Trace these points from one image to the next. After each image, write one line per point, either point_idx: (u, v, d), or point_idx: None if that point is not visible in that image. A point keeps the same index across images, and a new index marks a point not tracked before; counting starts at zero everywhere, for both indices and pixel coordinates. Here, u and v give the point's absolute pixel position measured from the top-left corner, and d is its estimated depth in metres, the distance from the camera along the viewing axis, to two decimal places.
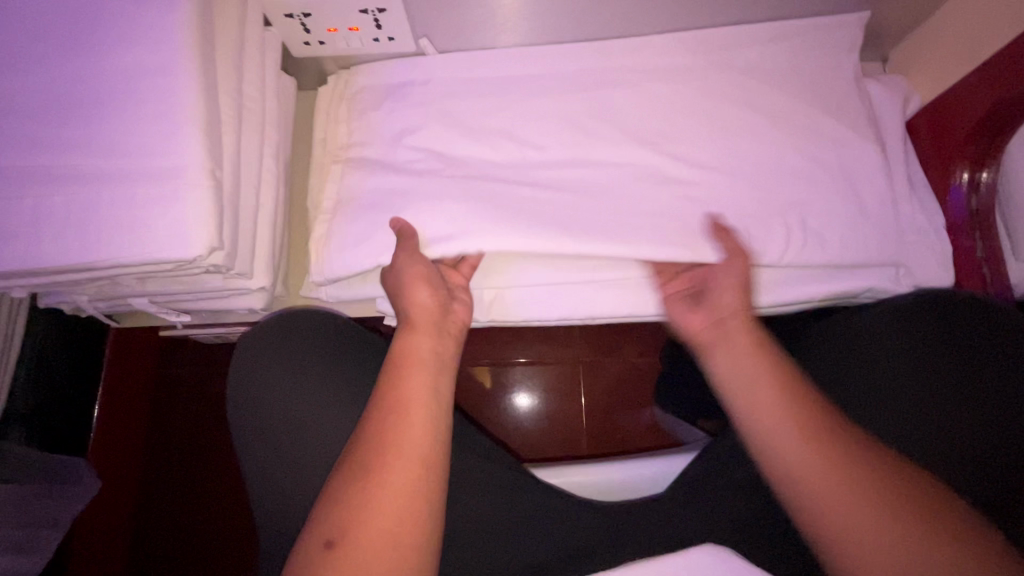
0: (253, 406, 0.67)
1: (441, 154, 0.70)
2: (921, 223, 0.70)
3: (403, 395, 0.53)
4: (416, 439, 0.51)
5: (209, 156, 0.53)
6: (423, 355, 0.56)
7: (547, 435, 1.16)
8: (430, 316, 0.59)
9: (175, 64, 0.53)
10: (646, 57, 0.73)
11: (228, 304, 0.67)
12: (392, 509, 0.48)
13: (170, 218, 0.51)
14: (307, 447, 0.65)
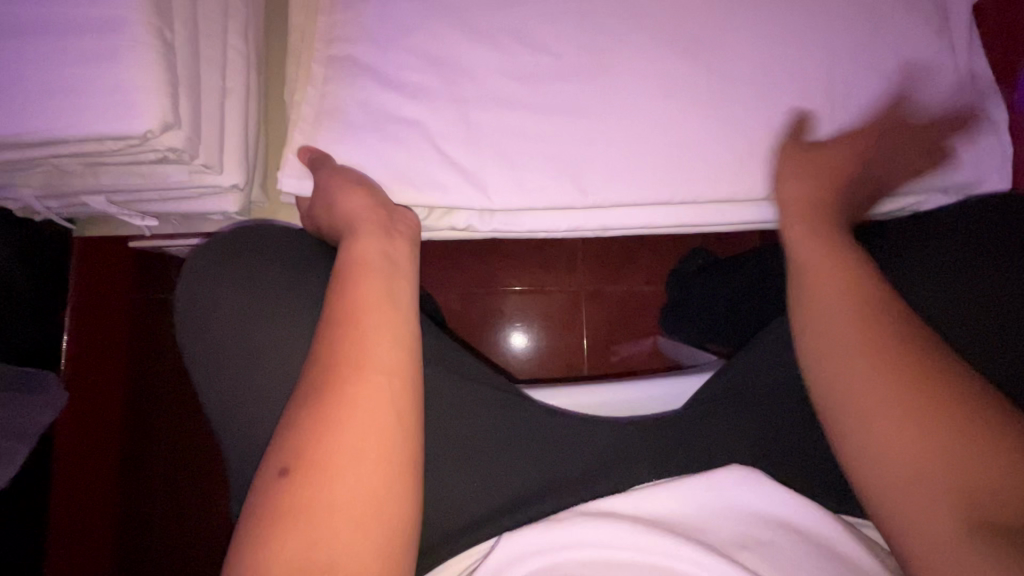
0: (203, 329, 0.55)
1: (436, 34, 0.61)
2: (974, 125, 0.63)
3: (355, 296, 0.47)
4: (379, 349, 0.44)
5: (156, 10, 0.44)
6: (375, 259, 0.50)
7: (548, 363, 1.12)
8: (375, 217, 0.54)
9: None
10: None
11: (199, 206, 0.59)
12: (353, 425, 0.40)
13: (113, 84, 0.43)
14: (268, 377, 0.53)
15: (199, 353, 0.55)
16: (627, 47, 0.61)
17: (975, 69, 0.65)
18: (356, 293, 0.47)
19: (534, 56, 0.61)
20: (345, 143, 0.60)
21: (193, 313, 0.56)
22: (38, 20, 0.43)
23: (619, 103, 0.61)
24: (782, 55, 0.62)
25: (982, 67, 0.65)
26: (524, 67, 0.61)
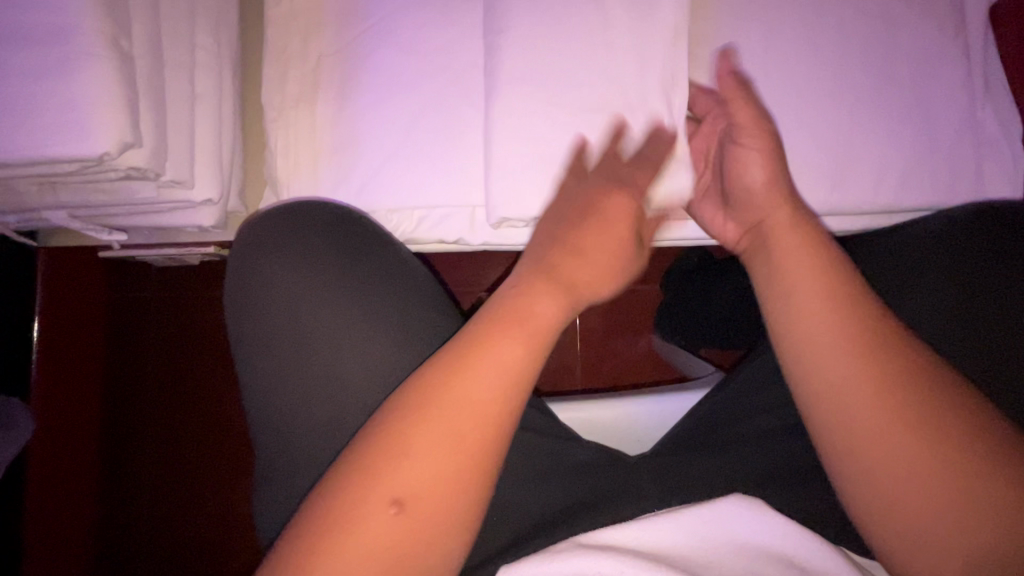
0: (259, 310, 0.52)
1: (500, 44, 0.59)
2: (984, 132, 0.61)
3: (496, 347, 0.38)
4: (492, 399, 0.36)
5: (108, 14, 0.39)
6: (546, 323, 0.40)
7: (541, 363, 1.10)
8: (565, 277, 0.44)
9: None
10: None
11: (172, 221, 0.56)
12: (451, 477, 0.34)
13: (63, 99, 0.38)
14: (325, 371, 0.51)
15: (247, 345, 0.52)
16: (625, 48, 0.58)
17: (988, 73, 0.63)
18: (488, 355, 0.37)
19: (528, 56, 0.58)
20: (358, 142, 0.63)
21: (244, 303, 0.53)
22: None
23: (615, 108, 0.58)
24: (786, 61, 0.59)
25: (995, 72, 0.63)
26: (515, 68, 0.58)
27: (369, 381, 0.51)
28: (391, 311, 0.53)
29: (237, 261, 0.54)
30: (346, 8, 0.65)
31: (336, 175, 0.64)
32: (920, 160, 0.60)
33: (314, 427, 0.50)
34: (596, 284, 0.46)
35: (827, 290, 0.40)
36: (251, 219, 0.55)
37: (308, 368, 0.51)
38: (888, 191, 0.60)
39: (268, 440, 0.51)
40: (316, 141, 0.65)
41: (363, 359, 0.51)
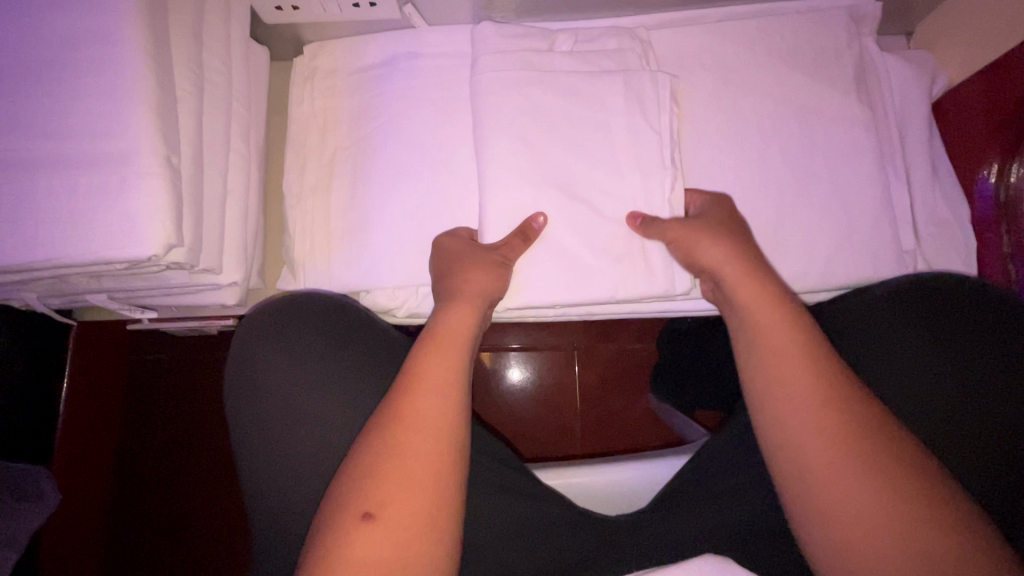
0: (254, 394, 0.63)
1: (529, 122, 0.66)
2: (939, 211, 0.68)
3: (427, 368, 0.53)
4: (433, 416, 0.50)
5: (164, 138, 0.46)
6: (458, 332, 0.57)
7: (539, 423, 1.12)
8: (473, 297, 0.60)
9: (118, 32, 0.46)
10: (636, 31, 0.70)
11: (200, 300, 0.62)
12: (414, 488, 0.47)
13: (120, 211, 0.45)
14: (309, 441, 0.61)
15: (245, 412, 0.63)
16: (595, 150, 0.66)
17: (936, 159, 0.70)
18: (424, 372, 0.52)
19: (508, 161, 0.65)
20: (374, 223, 0.71)
21: (241, 376, 0.64)
22: (52, 150, 0.46)
23: (593, 205, 0.66)
24: (748, 153, 0.67)
25: (944, 160, 0.70)
26: (498, 171, 0.65)
27: (345, 421, 0.62)
28: (365, 386, 0.63)
29: (234, 352, 0.66)
30: (360, 108, 0.74)
31: (347, 258, 0.70)
32: (875, 239, 0.66)
33: (307, 493, 0.60)
34: (491, 290, 0.61)
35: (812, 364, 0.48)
36: (247, 316, 0.67)
37: (298, 421, 0.62)
38: (849, 266, 0.65)
39: (261, 510, 0.61)
40: (330, 223, 0.72)
41: (343, 404, 0.62)
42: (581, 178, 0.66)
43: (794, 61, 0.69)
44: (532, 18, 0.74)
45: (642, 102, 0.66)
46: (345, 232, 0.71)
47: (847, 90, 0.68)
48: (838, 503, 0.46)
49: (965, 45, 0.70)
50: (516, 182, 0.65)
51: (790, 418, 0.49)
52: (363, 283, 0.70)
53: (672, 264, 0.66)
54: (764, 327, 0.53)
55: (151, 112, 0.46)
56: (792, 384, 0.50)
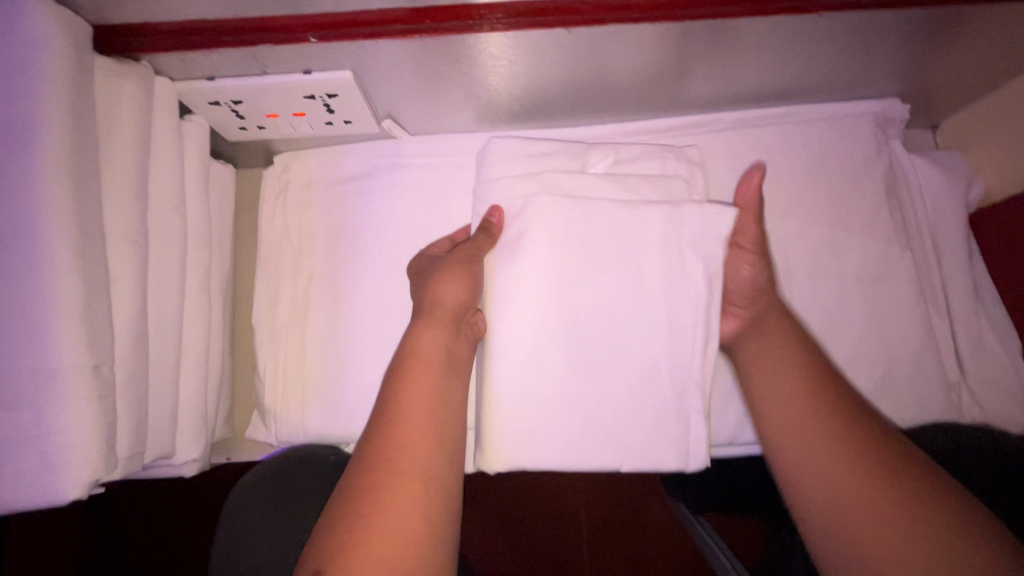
0: None
1: (547, 246, 0.55)
2: (988, 342, 0.61)
3: (409, 391, 0.46)
4: (418, 438, 0.44)
5: (91, 348, 0.39)
6: (435, 352, 0.49)
7: (540, 538, 0.95)
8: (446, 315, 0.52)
9: (28, 222, 0.38)
10: (685, 152, 0.61)
11: (152, 474, 0.54)
12: (400, 502, 0.40)
13: (33, 444, 0.37)
14: None
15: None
16: (621, 291, 0.55)
17: (976, 279, 0.63)
18: (405, 390, 0.47)
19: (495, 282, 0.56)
20: (355, 359, 0.63)
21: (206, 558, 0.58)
22: None
23: (608, 358, 0.55)
24: (771, 278, 0.61)
25: (984, 280, 0.63)
26: (532, 343, 0.55)
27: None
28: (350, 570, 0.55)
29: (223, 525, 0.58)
30: (338, 228, 0.66)
31: (325, 405, 0.62)
32: (917, 375, 0.59)
33: None
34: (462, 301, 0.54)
35: (797, 377, 0.48)
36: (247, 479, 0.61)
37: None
38: (891, 408, 0.58)
39: None
40: (304, 360, 0.64)
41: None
42: (603, 320, 0.55)
43: (817, 176, 0.63)
44: (527, 124, 0.68)
45: (681, 250, 0.55)
46: (323, 371, 0.63)
47: (876, 207, 0.62)
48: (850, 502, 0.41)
49: (1001, 152, 0.64)
50: (528, 351, 0.55)
51: (810, 454, 0.44)
52: (341, 432, 0.62)
53: (691, 422, 0.55)
54: (767, 362, 0.50)
55: (76, 320, 0.38)
56: (798, 395, 0.47)
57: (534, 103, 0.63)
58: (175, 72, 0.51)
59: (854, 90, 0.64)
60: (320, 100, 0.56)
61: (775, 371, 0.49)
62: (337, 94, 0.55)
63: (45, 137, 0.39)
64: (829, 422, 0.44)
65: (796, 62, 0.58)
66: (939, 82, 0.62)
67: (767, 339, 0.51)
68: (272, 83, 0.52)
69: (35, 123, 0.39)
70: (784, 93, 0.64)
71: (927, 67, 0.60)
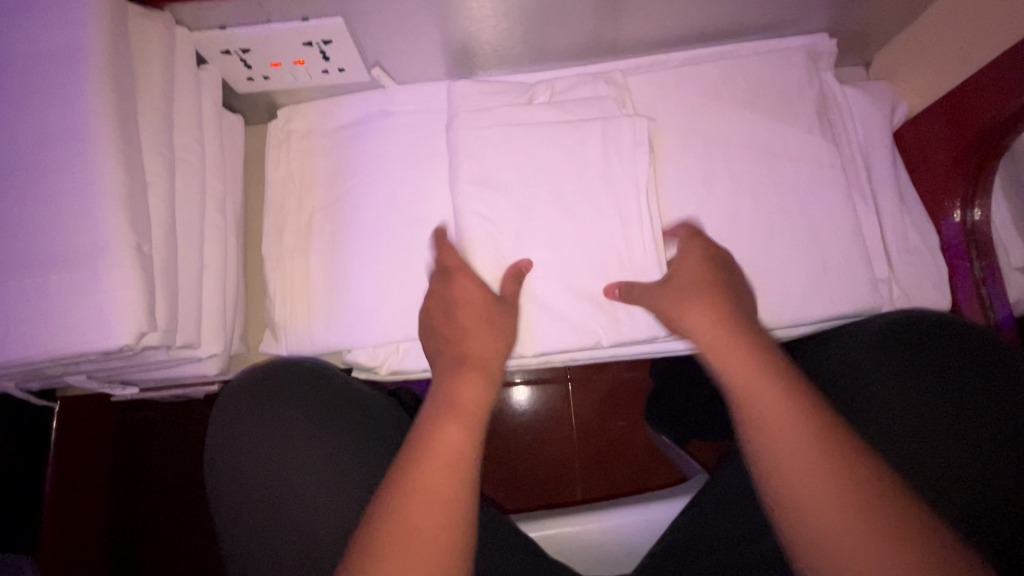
0: (240, 453, 0.63)
1: (507, 165, 0.67)
2: (913, 242, 0.69)
3: (434, 448, 0.48)
4: (438, 486, 0.46)
5: (135, 232, 0.47)
6: (473, 403, 0.52)
7: (537, 476, 1.02)
8: (482, 360, 0.55)
9: (85, 128, 0.47)
10: (611, 75, 0.72)
11: (180, 373, 0.62)
12: (412, 552, 0.43)
13: (92, 305, 0.45)
14: (282, 500, 0.61)
15: (233, 495, 0.62)
16: (575, 197, 0.67)
17: (903, 189, 0.71)
18: (437, 439, 0.49)
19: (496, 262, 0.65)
20: (354, 280, 0.71)
21: (223, 459, 0.64)
22: (17, 250, 0.46)
23: (572, 252, 0.66)
24: (718, 191, 0.69)
25: (910, 190, 0.71)
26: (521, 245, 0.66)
27: (338, 498, 0.61)
28: (346, 450, 0.63)
29: (225, 410, 0.66)
30: (335, 169, 0.75)
31: (329, 320, 0.70)
32: (849, 270, 0.66)
33: (285, 546, 0.59)
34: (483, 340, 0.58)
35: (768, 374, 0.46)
36: (241, 374, 0.68)
37: (298, 500, 0.61)
38: (826, 297, 0.66)
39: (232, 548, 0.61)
40: (309, 283, 0.72)
41: (337, 483, 0.61)
42: (565, 223, 0.66)
43: (757, 103, 0.71)
44: (501, 71, 0.76)
45: (608, 159, 0.67)
46: (326, 292, 0.71)
47: (810, 128, 0.70)
48: (830, 513, 0.40)
49: (920, 78, 0.72)
50: (505, 250, 0.66)
51: (792, 463, 0.42)
52: (343, 340, 0.69)
53: None
54: (722, 352, 0.49)
55: (121, 206, 0.46)
56: (765, 390, 0.45)
57: (505, 48, 0.71)
58: (194, 22, 0.60)
59: (788, 27, 0.72)
60: (317, 46, 0.65)
61: (740, 369, 0.47)
62: (332, 40, 0.64)
63: (95, 61, 0.48)
64: (817, 432, 0.43)
65: (731, 0, 0.67)
66: (860, 18, 0.70)
67: (724, 356, 0.48)
68: (276, 30, 0.61)
69: (87, 50, 0.48)
70: (726, 32, 0.72)
71: (846, 3, 0.68)
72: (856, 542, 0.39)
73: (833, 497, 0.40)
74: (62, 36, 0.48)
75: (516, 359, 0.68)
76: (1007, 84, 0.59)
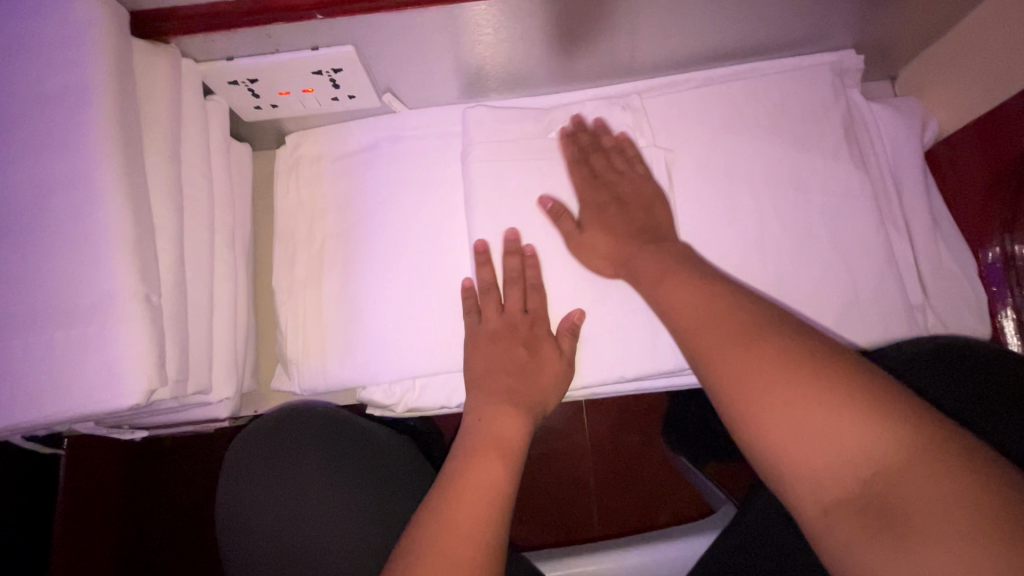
0: (252, 499, 0.61)
1: (525, 195, 0.65)
2: (948, 266, 0.66)
3: (474, 472, 0.49)
4: (473, 507, 0.46)
5: (143, 280, 0.45)
6: (514, 438, 0.53)
7: (552, 502, 1.00)
8: (525, 395, 0.57)
9: (90, 173, 0.45)
10: (630, 98, 0.70)
11: (190, 416, 0.60)
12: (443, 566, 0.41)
13: (99, 361, 0.43)
14: (294, 549, 0.59)
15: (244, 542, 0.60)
16: None
17: (934, 210, 0.69)
18: (474, 465, 0.50)
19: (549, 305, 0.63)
20: (368, 312, 0.69)
21: (232, 504, 0.62)
22: (22, 304, 0.44)
23: (593, 284, 0.63)
24: (744, 215, 0.66)
25: (942, 211, 0.69)
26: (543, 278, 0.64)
27: (353, 550, 0.59)
28: (363, 498, 0.61)
29: (239, 453, 0.64)
30: (345, 197, 0.72)
31: (343, 355, 0.68)
32: (882, 298, 0.64)
33: None
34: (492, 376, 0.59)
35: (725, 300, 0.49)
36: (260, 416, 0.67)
37: (311, 551, 0.59)
38: (859, 325, 0.64)
39: None
40: (321, 315, 0.70)
41: (352, 533, 0.59)
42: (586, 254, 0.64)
43: (782, 124, 0.68)
44: (514, 93, 0.74)
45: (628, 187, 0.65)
46: (339, 325, 0.69)
47: (838, 149, 0.67)
48: (795, 398, 0.40)
49: (951, 94, 0.69)
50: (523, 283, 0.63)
51: (754, 364, 0.43)
52: (357, 376, 0.67)
53: None
54: (676, 300, 0.52)
55: (128, 255, 0.44)
56: (721, 312, 0.48)
57: (519, 70, 0.69)
58: (199, 54, 0.58)
59: (813, 44, 0.70)
60: (327, 75, 0.63)
61: (692, 303, 0.50)
62: (342, 68, 0.62)
63: (100, 103, 0.46)
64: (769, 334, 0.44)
65: (755, 19, 0.64)
66: (888, 33, 0.68)
67: (679, 301, 0.51)
68: (284, 60, 0.59)
69: (90, 92, 0.46)
70: (747, 50, 0.70)
71: (877, 19, 0.65)
72: (835, 471, 0.37)
73: (793, 378, 0.41)
74: (65, 77, 0.46)
75: None
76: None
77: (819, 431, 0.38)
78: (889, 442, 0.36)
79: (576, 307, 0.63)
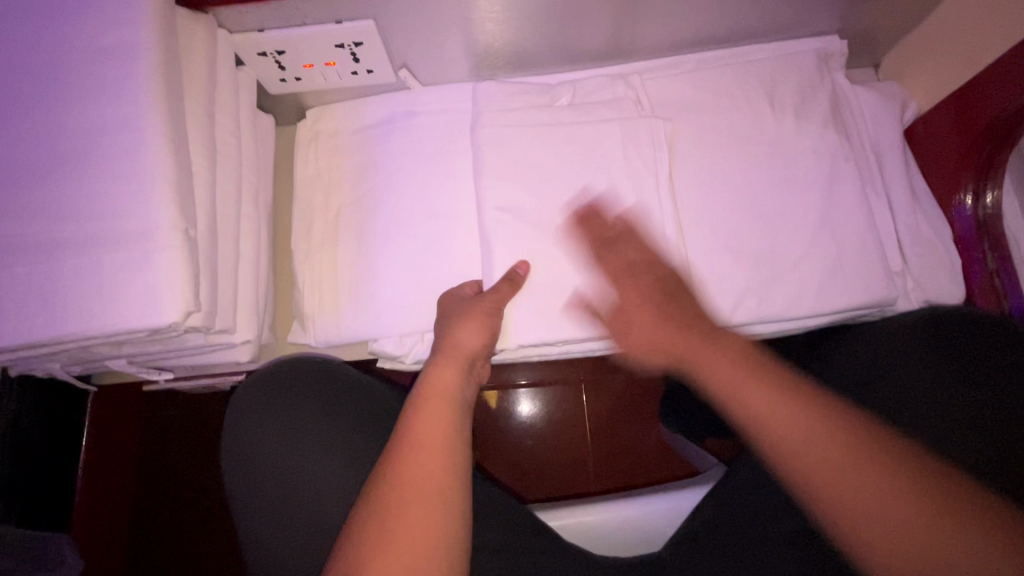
0: (251, 446, 0.66)
1: (529, 162, 0.70)
2: (926, 234, 0.71)
3: (414, 429, 0.53)
4: (420, 462, 0.50)
5: (181, 215, 0.49)
6: (445, 389, 0.57)
7: (547, 473, 1.03)
8: (458, 354, 0.62)
9: (139, 119, 0.50)
10: (630, 78, 0.75)
11: (212, 359, 0.64)
12: (407, 523, 0.46)
13: (141, 284, 0.48)
14: (290, 488, 0.63)
15: (246, 495, 0.64)
16: (596, 193, 0.69)
17: (914, 183, 0.73)
18: (414, 421, 0.54)
19: (548, 260, 0.67)
20: (380, 272, 0.73)
21: (236, 460, 0.66)
22: (74, 232, 0.49)
23: (593, 244, 0.68)
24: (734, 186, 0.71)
25: (921, 184, 0.73)
26: (545, 238, 0.68)
27: (347, 489, 0.63)
28: (354, 443, 0.65)
29: (236, 403, 0.68)
30: (361, 166, 0.77)
31: (355, 311, 0.72)
32: (863, 261, 0.68)
33: (293, 535, 0.61)
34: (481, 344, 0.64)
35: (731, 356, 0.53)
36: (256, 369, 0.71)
37: (306, 489, 0.63)
38: (843, 287, 0.67)
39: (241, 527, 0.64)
40: (336, 275, 0.74)
41: (345, 473, 0.63)
42: (586, 217, 0.68)
43: (772, 102, 0.73)
44: (521, 73, 0.80)
45: (627, 156, 0.70)
46: (353, 283, 0.73)
47: (824, 125, 0.72)
48: (809, 458, 0.44)
49: (930, 77, 0.74)
50: (528, 242, 0.68)
51: (807, 441, 0.45)
52: (369, 329, 0.71)
53: None
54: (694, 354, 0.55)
55: (169, 190, 0.49)
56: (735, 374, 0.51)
57: (526, 50, 0.74)
58: (234, 25, 0.63)
59: (800, 29, 0.75)
60: (347, 48, 0.68)
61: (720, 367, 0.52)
62: (362, 42, 0.67)
63: (147, 56, 0.51)
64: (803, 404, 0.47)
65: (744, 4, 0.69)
66: (870, 20, 0.73)
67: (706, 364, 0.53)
68: (310, 32, 0.64)
69: (140, 47, 0.51)
70: (739, 34, 0.75)
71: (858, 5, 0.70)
72: (888, 532, 0.40)
73: (819, 439, 0.44)
74: (117, 34, 0.51)
75: (535, 346, 0.69)
76: (1011, 78, 0.61)
77: (875, 502, 0.41)
78: (915, 499, 0.40)
79: (575, 264, 0.67)
